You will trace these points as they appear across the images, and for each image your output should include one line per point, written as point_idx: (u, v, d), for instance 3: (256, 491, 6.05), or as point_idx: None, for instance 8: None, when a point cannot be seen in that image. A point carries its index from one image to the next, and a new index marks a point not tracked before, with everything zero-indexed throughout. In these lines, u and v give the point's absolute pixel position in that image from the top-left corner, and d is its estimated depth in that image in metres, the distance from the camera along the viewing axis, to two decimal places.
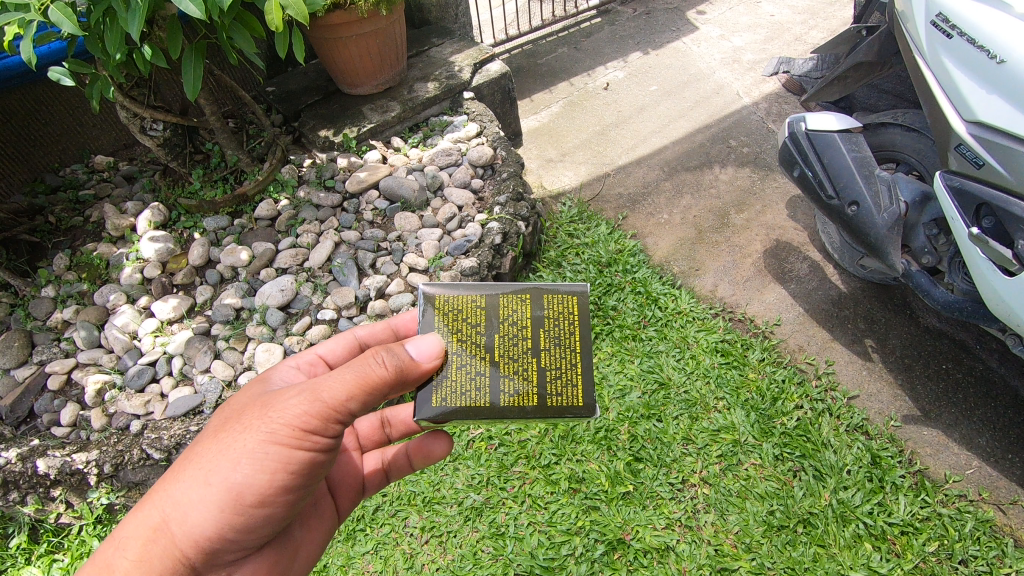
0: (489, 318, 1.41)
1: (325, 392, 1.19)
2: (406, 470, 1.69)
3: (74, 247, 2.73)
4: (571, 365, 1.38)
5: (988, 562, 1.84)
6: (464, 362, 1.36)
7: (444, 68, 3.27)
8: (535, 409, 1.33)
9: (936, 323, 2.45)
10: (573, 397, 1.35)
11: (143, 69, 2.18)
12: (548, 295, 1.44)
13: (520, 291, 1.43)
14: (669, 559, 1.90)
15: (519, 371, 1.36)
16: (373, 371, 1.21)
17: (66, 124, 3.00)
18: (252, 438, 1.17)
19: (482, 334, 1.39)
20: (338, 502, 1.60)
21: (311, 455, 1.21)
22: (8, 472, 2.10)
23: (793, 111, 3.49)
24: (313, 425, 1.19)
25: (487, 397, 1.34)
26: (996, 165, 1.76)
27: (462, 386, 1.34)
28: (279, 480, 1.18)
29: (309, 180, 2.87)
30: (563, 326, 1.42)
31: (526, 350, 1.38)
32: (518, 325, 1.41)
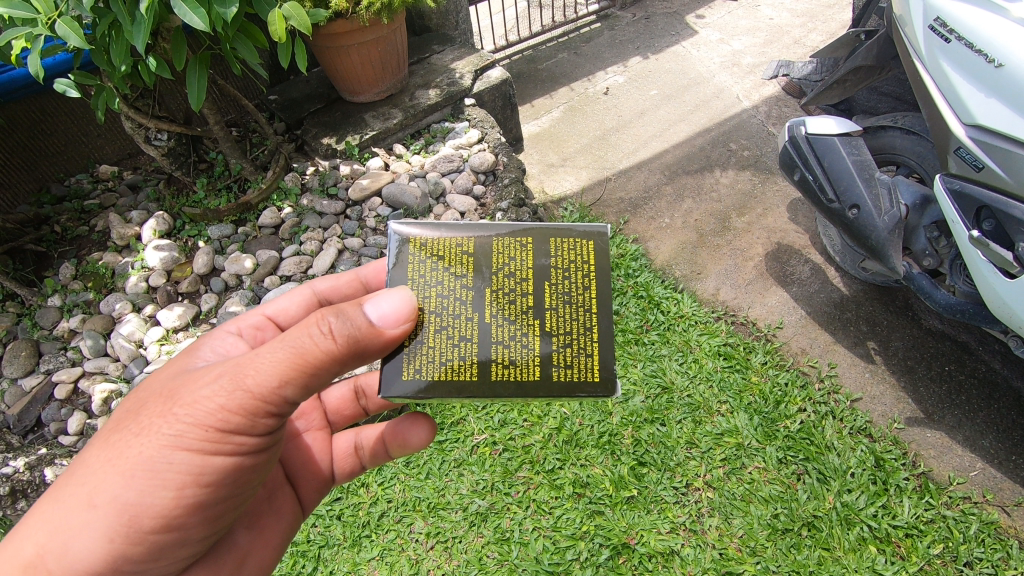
0: (481, 267, 1.33)
1: (246, 382, 1.07)
2: (382, 457, 1.63)
3: (80, 257, 2.75)
4: (585, 332, 1.30)
5: (993, 564, 1.84)
6: (447, 324, 1.29)
7: (445, 75, 3.29)
8: (539, 382, 1.26)
9: (938, 325, 2.46)
10: (585, 368, 1.28)
11: (148, 80, 2.21)
12: (555, 240, 1.35)
13: (522, 239, 1.35)
14: (674, 563, 1.91)
15: (520, 333, 1.29)
16: (307, 346, 1.07)
17: (71, 135, 3.03)
18: (153, 444, 1.06)
19: (471, 287, 1.32)
20: (300, 493, 1.56)
21: (231, 451, 1.11)
22: (17, 481, 2.13)
23: (792, 114, 3.51)
24: (230, 424, 1.08)
25: (483, 367, 1.26)
26: (996, 168, 1.77)
27: (446, 349, 1.26)
28: (187, 496, 1.09)
29: (312, 188, 2.89)
30: (573, 277, 1.33)
31: (524, 309, 1.31)
32: (518, 278, 1.33)
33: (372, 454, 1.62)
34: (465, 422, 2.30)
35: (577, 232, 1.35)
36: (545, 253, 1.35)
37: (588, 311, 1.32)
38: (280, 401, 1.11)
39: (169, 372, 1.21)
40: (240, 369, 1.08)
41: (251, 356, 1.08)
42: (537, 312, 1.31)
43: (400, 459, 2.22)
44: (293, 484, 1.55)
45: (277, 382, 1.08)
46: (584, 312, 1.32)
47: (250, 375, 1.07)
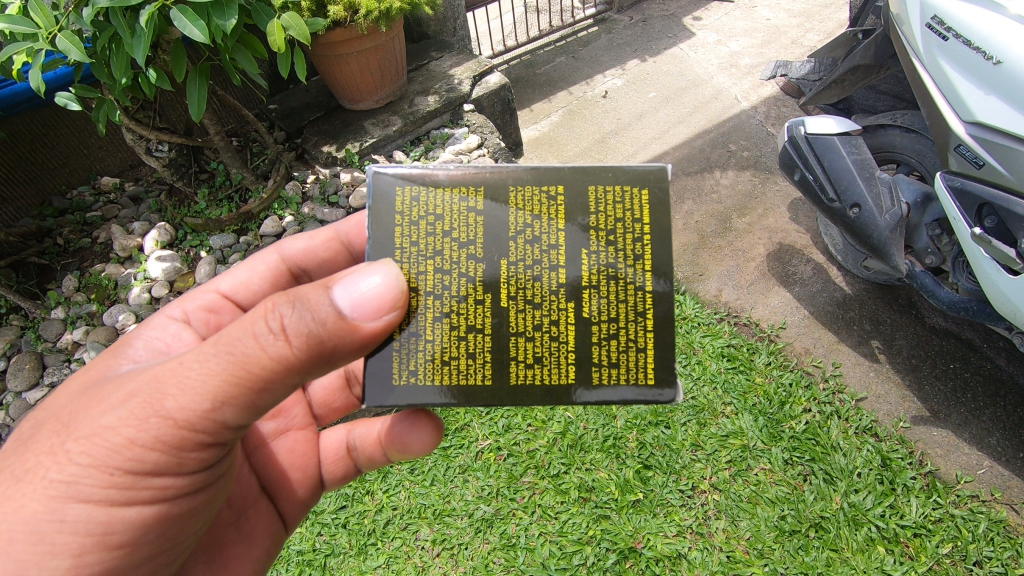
0: (491, 233, 1.23)
1: (166, 406, 0.99)
2: (378, 458, 1.60)
3: (83, 269, 2.76)
4: (633, 320, 1.21)
5: (1003, 563, 1.83)
6: (453, 311, 1.21)
7: (445, 81, 3.30)
8: (567, 381, 1.21)
9: (942, 323, 2.45)
10: (618, 361, 1.21)
11: (149, 92, 2.21)
12: (594, 190, 1.24)
13: (554, 189, 1.24)
14: (681, 567, 1.90)
15: (549, 324, 1.21)
16: (232, 361, 0.97)
17: (72, 148, 3.04)
18: (45, 493, 0.98)
19: (479, 265, 1.22)
20: (281, 505, 1.51)
21: (152, 486, 1.05)
22: None
23: (791, 114, 3.51)
24: (149, 455, 1.01)
25: (501, 371, 1.20)
26: (996, 164, 1.77)
27: (442, 344, 1.20)
28: (91, 557, 1.01)
29: (313, 196, 2.90)
30: (617, 235, 1.22)
31: (542, 287, 1.21)
32: (539, 246, 1.22)
33: (366, 456, 1.59)
34: (469, 428, 2.30)
35: (626, 177, 1.23)
36: (568, 220, 1.23)
37: (635, 284, 1.21)
38: (209, 427, 1.03)
39: (74, 390, 1.12)
40: (155, 394, 1.00)
41: (167, 377, 1.00)
42: (560, 292, 1.21)
43: (405, 466, 2.22)
44: (271, 497, 1.50)
45: (205, 404, 0.99)
46: (618, 289, 1.21)
47: (167, 400, 0.99)
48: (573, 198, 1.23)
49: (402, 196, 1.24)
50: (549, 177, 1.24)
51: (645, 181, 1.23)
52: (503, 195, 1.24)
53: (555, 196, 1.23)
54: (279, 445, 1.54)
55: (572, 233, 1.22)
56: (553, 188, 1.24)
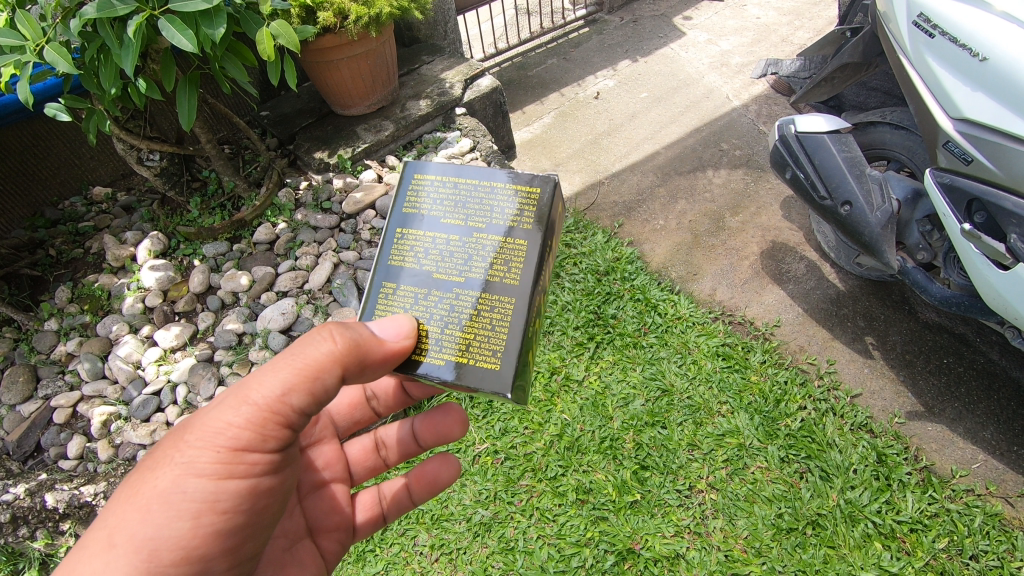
0: (416, 275, 1.26)
1: (254, 394, 1.07)
2: (405, 504, 1.61)
3: (76, 280, 2.74)
4: (494, 193, 1.28)
5: (999, 556, 1.83)
6: (458, 318, 1.22)
7: (436, 85, 3.31)
8: (534, 251, 1.23)
9: (935, 318, 2.46)
10: (532, 206, 1.26)
11: (138, 102, 2.21)
12: (408, 202, 1.31)
13: (400, 233, 1.29)
14: (680, 567, 1.90)
15: (488, 259, 1.24)
16: (308, 354, 1.08)
17: (63, 158, 3.04)
18: (169, 473, 1.05)
19: (431, 291, 1.25)
20: (321, 544, 1.49)
21: (248, 476, 1.11)
22: (16, 508, 2.00)
23: (782, 112, 3.52)
24: (242, 440, 1.08)
25: (503, 292, 1.22)
26: (985, 160, 1.78)
27: (483, 322, 1.21)
28: (205, 524, 1.07)
29: (306, 203, 2.89)
30: (443, 196, 1.30)
31: (465, 254, 1.25)
32: (436, 236, 1.28)
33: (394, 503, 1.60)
34: (467, 432, 2.30)
35: (404, 185, 1.33)
36: (417, 225, 1.29)
37: (479, 188, 1.29)
38: (289, 413, 1.11)
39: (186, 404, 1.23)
40: (243, 386, 1.09)
41: (253, 373, 1.10)
42: (468, 240, 1.26)
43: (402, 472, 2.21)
44: (313, 536, 1.47)
45: (281, 389, 1.08)
46: (485, 189, 1.29)
47: (254, 389, 1.07)
48: (406, 220, 1.30)
49: None
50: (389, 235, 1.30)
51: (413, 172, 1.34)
52: (387, 268, 1.28)
53: (404, 234, 1.29)
54: (320, 494, 1.51)
55: (427, 224, 1.29)
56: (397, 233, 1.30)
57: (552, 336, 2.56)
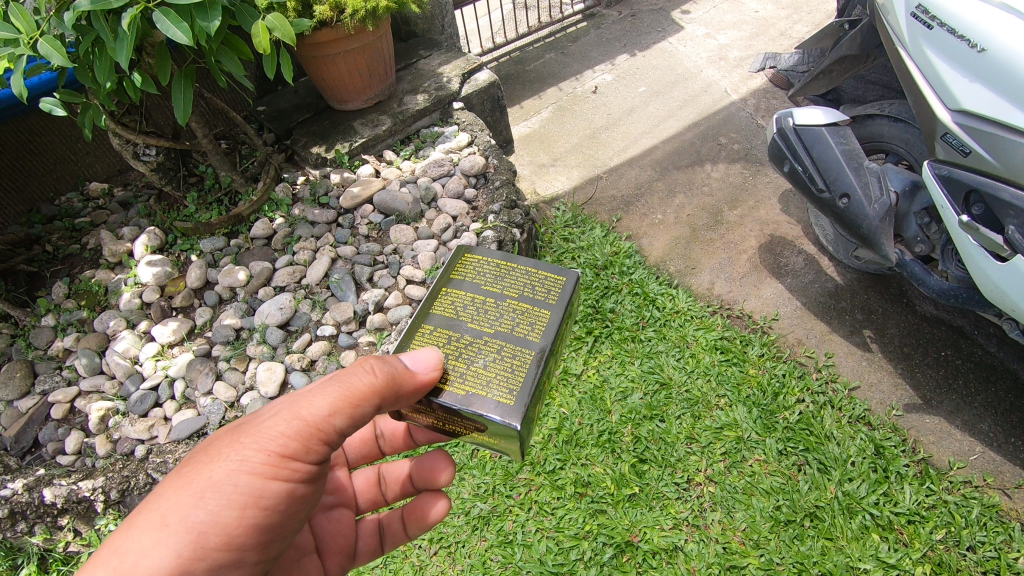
0: (448, 324, 1.34)
1: (306, 409, 1.14)
2: (401, 535, 1.63)
3: (73, 275, 2.73)
4: (526, 273, 1.42)
5: (996, 547, 1.84)
6: (480, 361, 1.27)
7: (433, 80, 3.30)
8: (555, 318, 1.33)
9: (932, 311, 2.46)
10: (557, 286, 1.39)
11: (134, 96, 2.19)
12: (451, 272, 1.46)
13: (440, 292, 1.41)
14: (678, 559, 1.90)
15: (513, 317, 1.34)
16: (359, 380, 1.16)
17: (59, 154, 3.03)
18: (222, 468, 1.10)
19: (459, 337, 1.32)
20: (325, 561, 1.54)
21: (288, 485, 1.15)
22: (14, 504, 2.02)
23: (780, 106, 3.52)
24: (289, 451, 1.14)
25: (524, 346, 1.29)
26: (984, 153, 1.78)
27: (503, 368, 1.25)
28: (249, 517, 1.11)
29: (303, 197, 2.89)
30: (482, 271, 1.45)
31: (494, 313, 1.35)
32: (475, 295, 1.39)
33: (391, 532, 1.62)
34: None
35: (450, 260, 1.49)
36: (455, 287, 1.42)
37: (513, 267, 1.44)
38: (332, 432, 1.17)
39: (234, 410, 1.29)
40: (296, 401, 1.16)
41: (306, 392, 1.17)
42: (499, 303, 1.37)
43: None
44: (320, 553, 1.53)
45: (329, 409, 1.15)
46: (518, 270, 1.44)
47: (306, 404, 1.14)
48: (447, 283, 1.43)
49: None
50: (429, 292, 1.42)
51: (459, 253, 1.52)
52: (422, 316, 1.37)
53: (442, 293, 1.41)
54: (328, 514, 1.55)
55: (464, 287, 1.41)
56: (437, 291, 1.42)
57: None
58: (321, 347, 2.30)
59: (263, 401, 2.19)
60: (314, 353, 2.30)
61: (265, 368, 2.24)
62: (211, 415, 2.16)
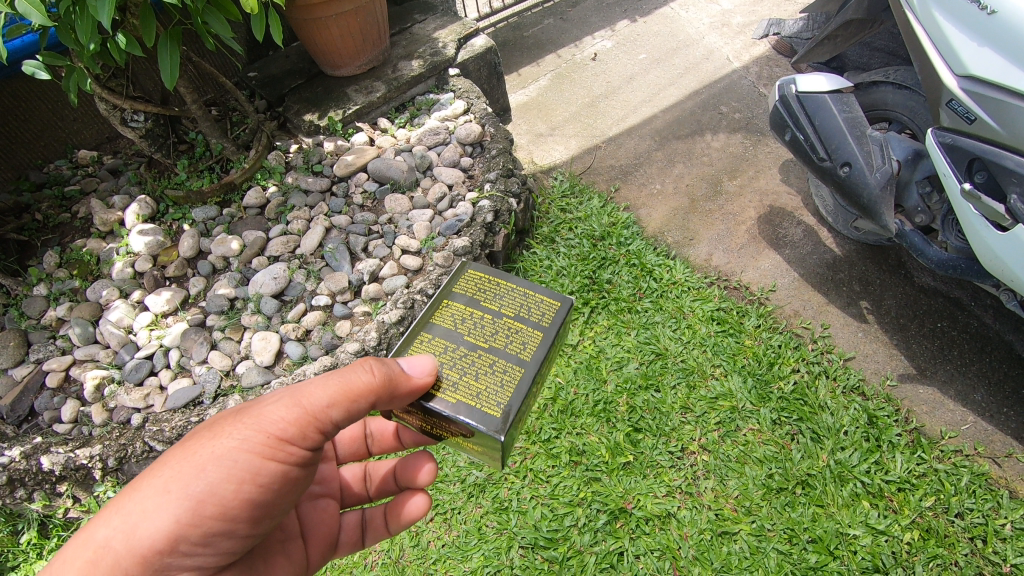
0: (444, 335, 1.35)
1: (306, 398, 1.15)
2: (382, 531, 1.61)
3: (64, 244, 2.69)
4: (524, 292, 1.43)
5: (983, 514, 1.87)
6: (471, 373, 1.28)
7: (428, 45, 3.21)
8: (547, 340, 1.34)
9: (930, 283, 2.45)
10: (551, 311, 1.40)
11: (119, 59, 2.13)
12: (452, 285, 1.47)
13: (440, 303, 1.42)
14: (671, 526, 1.93)
15: (507, 335, 1.34)
16: (359, 376, 1.16)
17: (46, 120, 2.96)
18: (222, 444, 1.11)
19: (453, 348, 1.33)
20: (310, 552, 1.51)
21: (284, 467, 1.16)
22: (12, 470, 2.03)
23: (783, 74, 3.44)
24: (286, 435, 1.15)
25: (514, 364, 1.29)
26: (989, 120, 1.74)
27: (492, 382, 1.26)
28: (244, 493, 1.12)
29: (296, 166, 2.84)
30: (482, 286, 1.45)
31: (489, 328, 1.36)
32: (476, 311, 1.39)
33: (372, 526, 1.60)
34: None
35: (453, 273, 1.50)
36: (452, 299, 1.42)
37: (512, 286, 1.44)
38: (328, 421, 1.18)
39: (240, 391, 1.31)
40: (298, 388, 1.17)
41: (308, 382, 1.19)
42: (495, 318, 1.37)
43: None
44: (305, 542, 1.50)
45: (326, 399, 1.16)
46: (516, 287, 1.44)
47: (307, 392, 1.16)
48: (446, 294, 1.44)
49: None
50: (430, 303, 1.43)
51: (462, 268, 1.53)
52: (420, 326, 1.38)
53: (442, 305, 1.42)
54: (313, 503, 1.54)
55: (462, 301, 1.42)
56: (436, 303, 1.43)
57: None
58: (317, 317, 2.30)
59: (258, 370, 2.18)
60: (308, 323, 2.29)
61: (260, 338, 2.23)
62: (206, 384, 2.16)
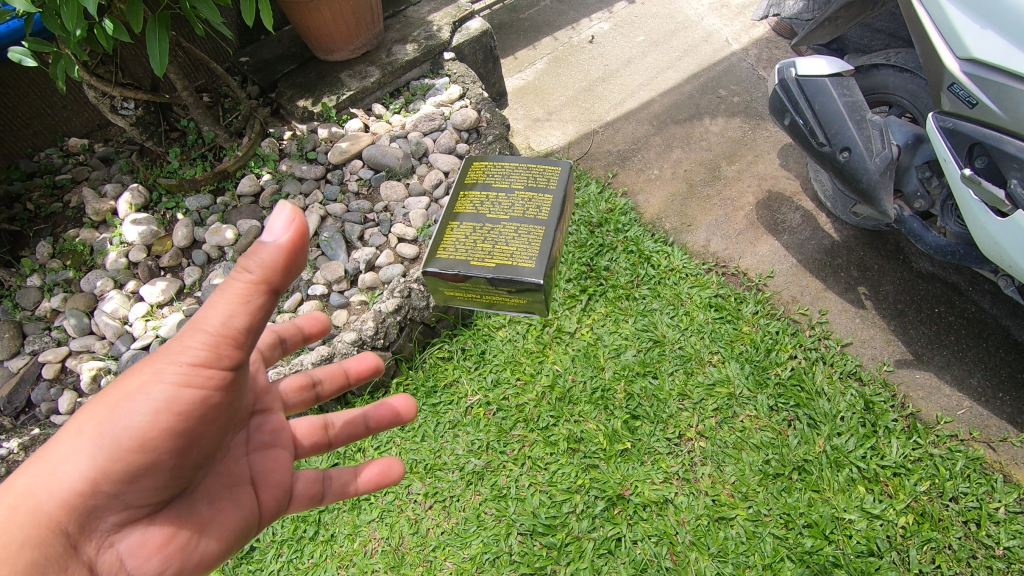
0: (475, 216, 1.91)
1: (200, 315, 1.02)
2: (347, 482, 1.49)
3: (56, 234, 2.67)
4: (528, 173, 2.01)
5: (978, 498, 1.88)
6: (508, 236, 1.85)
7: (423, 28, 3.16)
8: (554, 202, 1.91)
9: (928, 268, 2.44)
10: (551, 177, 1.98)
11: (106, 45, 2.09)
12: (468, 178, 2.04)
13: (461, 198, 1.98)
14: (668, 511, 1.95)
15: (522, 206, 1.91)
16: (245, 280, 1.01)
17: (35, 108, 2.92)
18: (136, 379, 1.06)
19: (487, 224, 1.89)
20: (264, 499, 1.37)
21: (201, 394, 1.08)
22: (11, 462, 2.02)
23: (783, 56, 3.39)
24: (198, 359, 1.04)
25: (538, 227, 1.85)
26: (991, 104, 1.72)
27: (524, 241, 1.83)
28: (159, 424, 1.06)
29: (290, 153, 2.81)
30: (492, 176, 2.02)
31: (508, 203, 1.93)
32: (488, 199, 1.95)
33: (339, 480, 1.49)
34: (459, 383, 2.31)
35: (465, 171, 2.07)
36: (472, 193, 1.98)
37: (515, 171, 2.01)
38: (236, 337, 1.04)
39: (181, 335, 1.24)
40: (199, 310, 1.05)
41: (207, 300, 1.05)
42: (510, 197, 1.95)
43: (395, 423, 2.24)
44: (259, 490, 1.36)
45: (220, 312, 1.01)
46: (520, 169, 2.02)
47: (202, 309, 1.03)
48: (467, 190, 2.00)
49: (443, 261, 1.84)
50: (455, 194, 2.01)
51: (471, 163, 2.10)
52: (455, 211, 1.95)
53: (467, 198, 1.98)
54: (269, 454, 1.41)
55: (480, 190, 1.99)
56: (462, 194, 2.00)
57: None
58: (313, 307, 2.29)
59: None
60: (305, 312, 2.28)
61: None
62: None
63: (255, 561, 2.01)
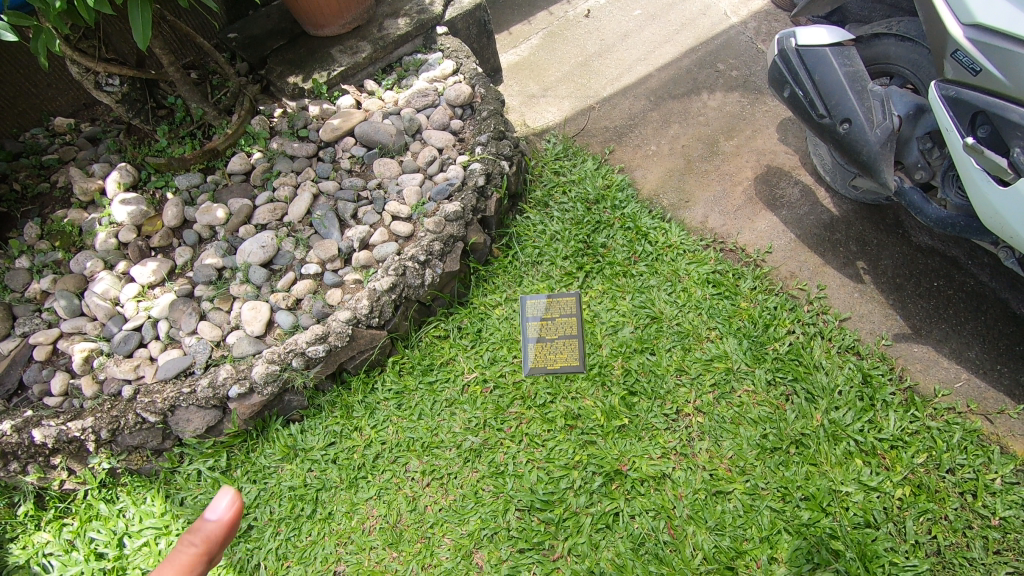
0: (534, 356, 2.27)
1: None
2: None
3: (44, 215, 2.62)
4: (562, 312, 2.35)
5: (974, 469, 1.89)
6: (559, 341, 2.28)
7: (415, 2, 3.09)
8: (577, 301, 2.37)
9: (928, 242, 2.41)
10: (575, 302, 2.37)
11: (88, 18, 2.03)
12: (518, 309, 2.40)
13: (514, 338, 2.32)
14: (666, 486, 1.95)
15: (561, 318, 2.33)
16: (187, 555, 0.93)
17: (18, 86, 2.85)
18: None
19: (541, 340, 2.30)
20: None
21: None
22: (3, 444, 2.01)
23: (783, 29, 3.33)
24: None
25: (578, 344, 2.27)
26: (995, 71, 1.68)
27: (572, 347, 2.26)
28: None
29: (281, 131, 2.75)
30: (534, 313, 2.36)
31: (553, 329, 2.31)
32: (551, 309, 2.37)
33: None
34: (455, 362, 2.30)
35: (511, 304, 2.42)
36: (522, 321, 2.35)
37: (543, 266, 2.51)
38: None
39: None
40: None
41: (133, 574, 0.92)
42: (545, 303, 2.38)
43: (391, 402, 2.23)
44: None
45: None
46: (550, 300, 2.39)
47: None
48: (518, 323, 2.36)
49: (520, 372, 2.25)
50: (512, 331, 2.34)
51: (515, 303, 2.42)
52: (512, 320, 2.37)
53: (522, 344, 2.30)
54: None
55: (527, 319, 2.36)
56: (514, 323, 2.36)
57: (540, 266, 2.53)
58: (307, 286, 2.26)
59: (249, 340, 2.16)
60: (298, 292, 2.26)
61: (249, 307, 2.20)
62: (197, 354, 2.14)
63: (253, 539, 2.01)
